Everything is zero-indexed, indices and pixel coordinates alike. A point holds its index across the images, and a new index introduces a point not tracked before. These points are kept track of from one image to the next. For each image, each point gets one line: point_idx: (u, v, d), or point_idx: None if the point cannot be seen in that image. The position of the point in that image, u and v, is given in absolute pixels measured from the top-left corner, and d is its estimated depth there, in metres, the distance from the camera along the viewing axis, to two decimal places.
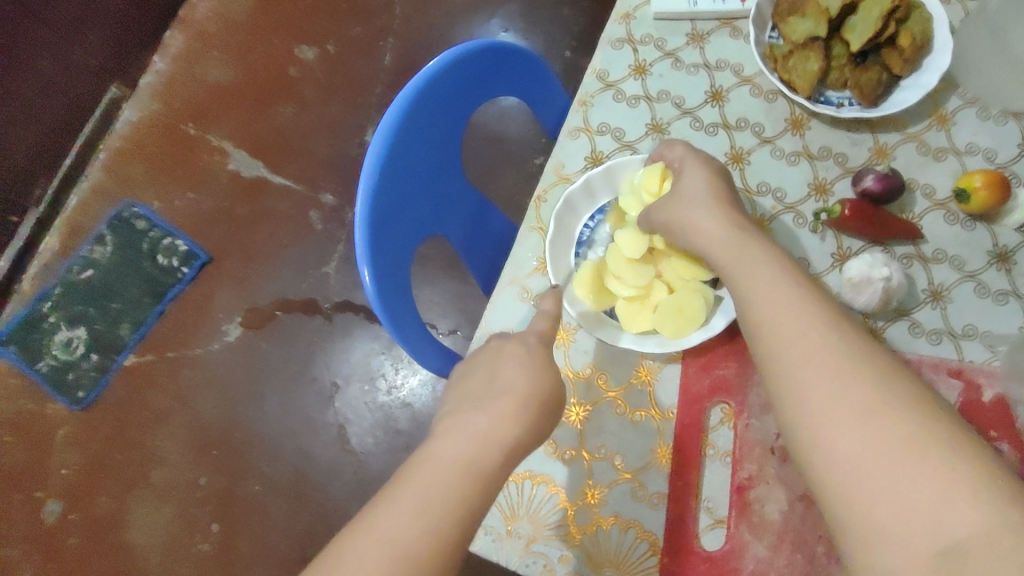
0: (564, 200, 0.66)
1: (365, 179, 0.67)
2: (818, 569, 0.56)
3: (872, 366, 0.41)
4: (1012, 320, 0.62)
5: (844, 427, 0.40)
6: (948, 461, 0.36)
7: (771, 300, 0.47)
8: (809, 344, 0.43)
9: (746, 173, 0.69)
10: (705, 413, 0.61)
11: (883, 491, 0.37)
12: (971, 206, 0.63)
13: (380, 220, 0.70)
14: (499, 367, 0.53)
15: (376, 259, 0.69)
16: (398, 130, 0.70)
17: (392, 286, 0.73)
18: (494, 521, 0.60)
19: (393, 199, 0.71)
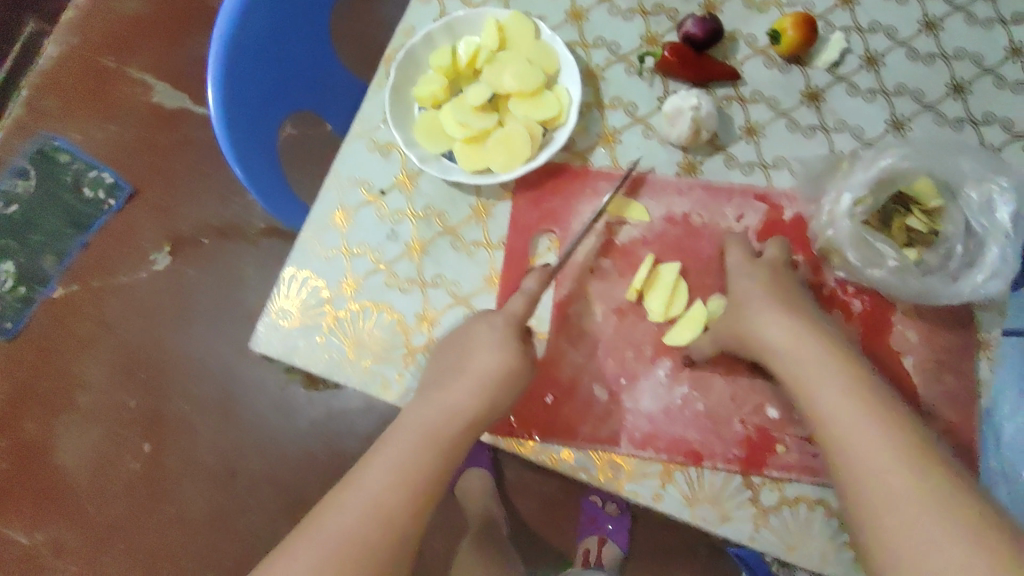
0: (405, 53, 0.68)
1: (218, 40, 0.69)
2: (626, 370, 0.62)
3: (884, 401, 0.48)
4: (818, 150, 0.66)
5: (868, 457, 0.45)
6: (932, 469, 0.44)
7: (800, 347, 0.52)
8: (823, 371, 0.50)
9: (583, 29, 0.71)
10: (532, 241, 0.66)
11: (900, 515, 0.43)
12: (783, 48, 0.67)
13: (237, 83, 0.72)
14: (477, 349, 0.58)
15: (233, 119, 0.72)
16: (242, 24, 0.70)
17: (252, 148, 0.76)
18: (277, 318, 0.66)
19: (252, 92, 0.75)
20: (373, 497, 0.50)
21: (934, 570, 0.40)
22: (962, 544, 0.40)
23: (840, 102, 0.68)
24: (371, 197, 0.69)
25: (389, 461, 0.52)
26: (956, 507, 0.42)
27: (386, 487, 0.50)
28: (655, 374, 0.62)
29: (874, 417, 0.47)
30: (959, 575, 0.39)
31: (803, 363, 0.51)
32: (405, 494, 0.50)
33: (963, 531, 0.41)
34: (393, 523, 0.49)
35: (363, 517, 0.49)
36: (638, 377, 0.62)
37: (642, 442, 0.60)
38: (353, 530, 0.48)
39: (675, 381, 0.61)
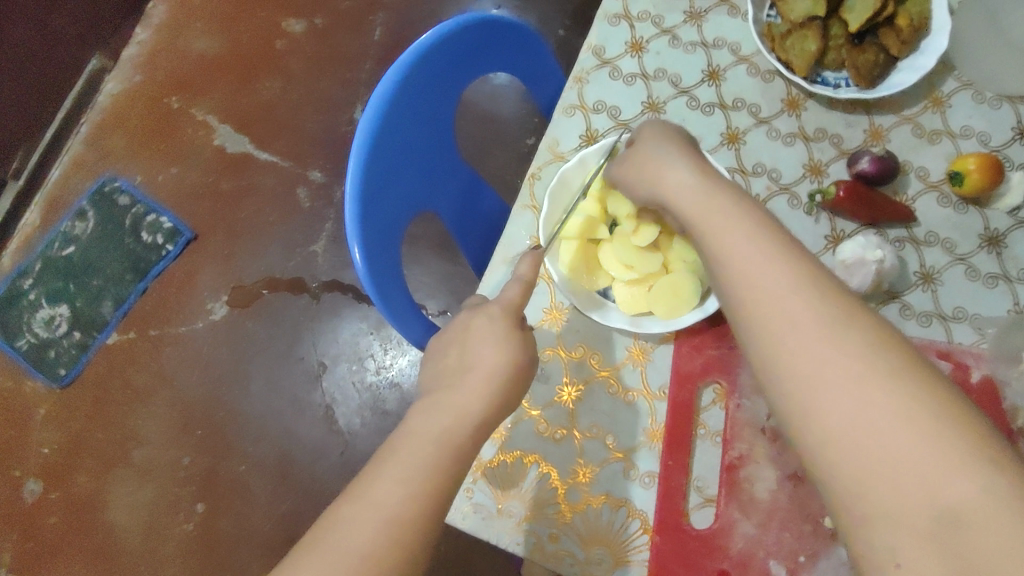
0: (560, 177, 0.65)
1: (366, 119, 0.67)
2: (805, 547, 0.57)
3: (789, 246, 0.45)
4: (1001, 303, 0.62)
5: (837, 395, 0.38)
6: (920, 394, 0.37)
7: (744, 251, 0.45)
8: (765, 268, 0.44)
9: (741, 153, 0.68)
10: (697, 393, 0.61)
11: (875, 458, 0.36)
12: (965, 189, 0.63)
13: (375, 166, 0.68)
14: (477, 342, 0.53)
15: (365, 203, 0.68)
16: (391, 103, 0.68)
17: (376, 240, 0.71)
18: None
19: (385, 176, 0.71)
20: (389, 511, 0.43)
21: (853, 419, 0.37)
22: (878, 387, 0.37)
23: (1022, 248, 0.64)
24: None
25: (399, 468, 0.45)
26: (863, 347, 0.39)
27: (397, 495, 0.43)
28: (838, 552, 0.56)
29: (776, 262, 0.44)
30: (874, 421, 0.37)
31: (752, 277, 0.44)
32: (425, 507, 0.44)
33: (879, 377, 0.38)
34: (410, 540, 0.43)
35: (386, 528, 0.43)
36: (818, 555, 0.56)
37: None
38: (365, 550, 0.42)
39: None
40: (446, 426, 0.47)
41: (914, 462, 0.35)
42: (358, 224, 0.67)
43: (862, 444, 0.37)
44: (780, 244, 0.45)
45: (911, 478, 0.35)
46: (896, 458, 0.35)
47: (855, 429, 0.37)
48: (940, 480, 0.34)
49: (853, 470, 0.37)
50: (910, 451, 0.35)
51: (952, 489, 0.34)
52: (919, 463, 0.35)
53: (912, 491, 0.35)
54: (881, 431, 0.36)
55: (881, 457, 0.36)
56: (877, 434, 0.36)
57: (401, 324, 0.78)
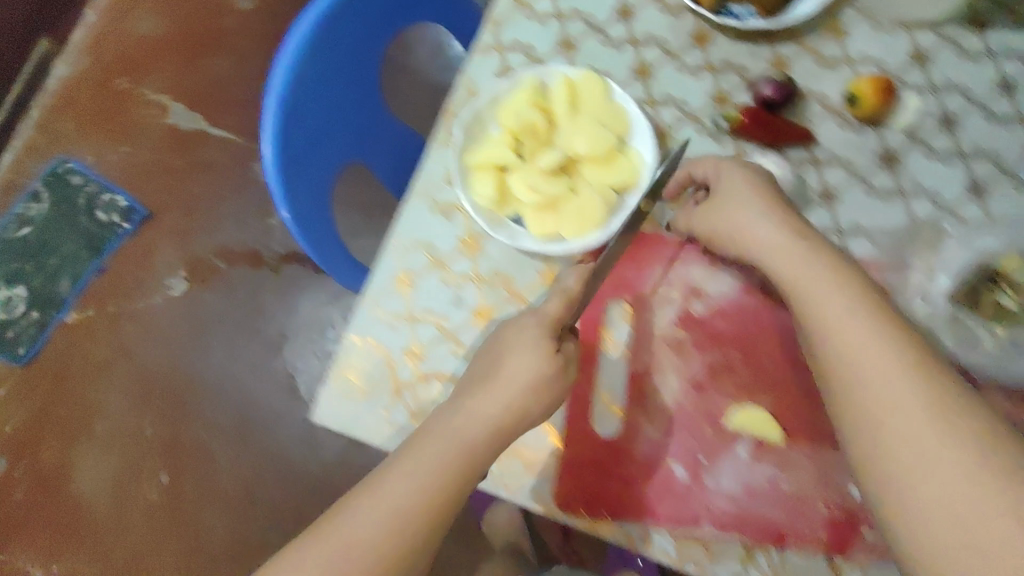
0: (472, 113, 0.67)
1: (279, 79, 0.68)
2: (705, 448, 0.60)
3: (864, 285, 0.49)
4: (895, 215, 0.65)
5: (925, 457, 0.42)
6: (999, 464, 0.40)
7: (842, 312, 0.48)
8: (859, 327, 0.47)
9: (650, 86, 0.71)
10: (604, 310, 0.63)
11: (950, 520, 0.40)
12: (860, 111, 0.66)
13: (293, 124, 0.70)
14: (511, 356, 0.57)
15: (288, 162, 0.70)
16: (304, 60, 0.69)
17: (305, 197, 0.74)
18: (343, 388, 0.64)
19: (307, 133, 0.73)
20: (396, 501, 0.52)
21: (913, 456, 0.42)
22: (937, 433, 0.42)
23: (918, 165, 0.66)
24: (433, 261, 0.66)
25: (414, 464, 0.53)
26: (927, 389, 0.43)
27: (404, 489, 0.52)
28: (736, 452, 0.60)
29: (855, 299, 0.48)
30: (934, 464, 0.42)
31: (844, 333, 0.47)
32: (426, 501, 0.52)
33: (966, 443, 0.41)
34: (416, 526, 0.52)
35: (389, 516, 0.51)
36: (718, 455, 0.60)
37: (725, 522, 0.59)
38: (370, 534, 0.51)
39: (756, 459, 0.59)
40: (469, 435, 0.54)
41: (971, 509, 0.40)
42: (281, 181, 0.70)
43: (925, 482, 0.42)
44: (877, 307, 0.47)
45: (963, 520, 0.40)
46: (950, 499, 0.41)
47: (914, 467, 0.42)
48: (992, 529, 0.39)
49: (928, 526, 0.41)
50: (966, 500, 0.40)
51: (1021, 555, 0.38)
52: (988, 528, 0.39)
53: (962, 533, 0.40)
54: (942, 470, 0.41)
55: (934, 496, 0.41)
56: (953, 497, 0.40)
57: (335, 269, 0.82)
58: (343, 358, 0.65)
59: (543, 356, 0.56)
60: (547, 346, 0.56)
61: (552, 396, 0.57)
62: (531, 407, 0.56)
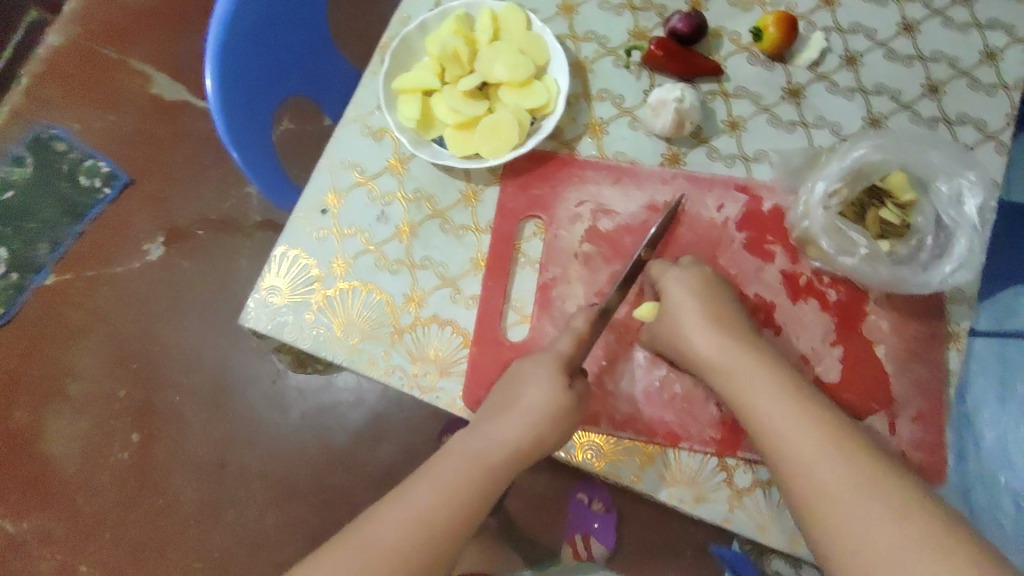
0: (400, 42, 0.71)
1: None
2: (607, 354, 0.63)
3: (775, 360, 0.55)
4: (797, 143, 0.69)
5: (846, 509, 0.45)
6: (902, 505, 0.44)
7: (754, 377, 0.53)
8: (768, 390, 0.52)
9: (573, 23, 0.74)
10: (519, 226, 0.67)
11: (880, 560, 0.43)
12: (765, 46, 0.70)
13: (235, 44, 0.73)
14: (530, 385, 0.58)
15: (230, 101, 0.74)
16: (242, 1, 0.72)
17: (250, 135, 0.78)
18: (271, 293, 0.67)
19: (250, 72, 0.76)
20: (417, 508, 0.52)
21: (843, 509, 0.46)
22: (856, 484, 0.46)
23: (821, 98, 0.70)
24: (362, 180, 0.70)
25: (434, 482, 0.53)
26: (843, 444, 0.48)
27: (427, 501, 0.52)
28: (635, 357, 0.63)
29: (765, 370, 0.54)
30: (861, 513, 0.45)
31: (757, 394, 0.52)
32: (448, 515, 0.52)
33: (877, 488, 0.46)
34: (433, 540, 0.51)
35: (413, 527, 0.51)
36: (619, 360, 0.63)
37: (621, 423, 0.61)
38: (395, 545, 0.50)
39: (655, 362, 0.62)
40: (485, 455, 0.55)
41: (900, 548, 0.43)
42: (220, 100, 0.73)
43: (853, 534, 0.45)
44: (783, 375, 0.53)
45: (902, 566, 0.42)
46: (885, 543, 0.43)
47: (846, 516, 0.45)
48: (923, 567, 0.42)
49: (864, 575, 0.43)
50: (895, 542, 0.43)
51: None
52: (910, 559, 0.42)
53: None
54: (866, 518, 0.45)
55: (871, 543, 0.44)
56: (882, 539, 0.43)
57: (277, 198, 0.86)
58: (272, 267, 0.68)
59: (559, 387, 0.58)
60: (562, 380, 0.58)
61: (569, 426, 0.57)
62: (549, 438, 0.57)
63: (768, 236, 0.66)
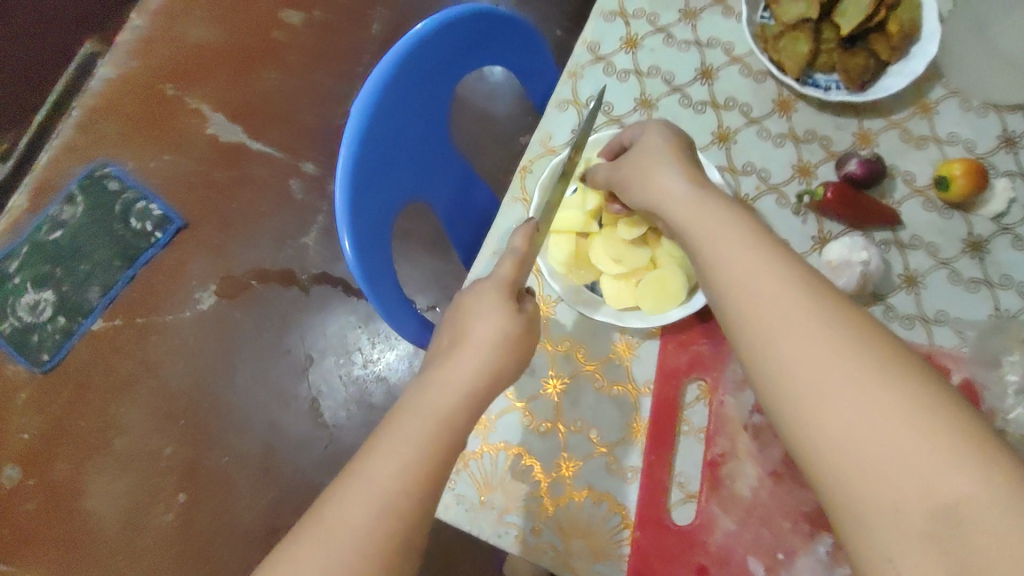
0: (550, 168, 0.65)
1: (360, 107, 0.67)
2: (782, 544, 0.57)
3: (766, 232, 0.44)
4: (982, 307, 0.63)
5: (836, 393, 0.35)
6: (902, 385, 0.34)
7: (737, 251, 0.43)
8: (752, 257, 0.42)
9: (731, 152, 0.69)
10: (681, 389, 0.62)
11: (866, 451, 0.33)
12: (949, 194, 0.64)
13: (368, 143, 0.68)
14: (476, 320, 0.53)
15: (356, 193, 0.68)
16: (384, 94, 0.68)
17: (367, 232, 0.71)
18: None
19: (376, 164, 0.71)
20: (385, 485, 0.43)
21: (834, 396, 0.35)
22: (855, 363, 0.35)
23: (1005, 255, 0.64)
24: None
25: (394, 443, 0.44)
26: (836, 318, 0.37)
27: (392, 472, 0.43)
28: (816, 550, 0.57)
29: (755, 250, 0.42)
30: (860, 398, 0.34)
31: (738, 264, 0.42)
32: (412, 487, 0.43)
33: (872, 367, 0.34)
34: (393, 513, 0.42)
35: (382, 505, 0.42)
36: (795, 553, 0.57)
37: None
38: (357, 536, 0.41)
39: (838, 561, 0.56)
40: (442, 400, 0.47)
41: (909, 449, 0.32)
42: (348, 213, 0.67)
43: (839, 420, 0.34)
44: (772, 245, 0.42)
45: (909, 466, 0.31)
46: (883, 438, 0.32)
47: (837, 400, 0.34)
48: (936, 471, 0.31)
49: (844, 462, 0.33)
50: (900, 439, 0.32)
51: (953, 488, 0.30)
52: (909, 449, 0.32)
53: (905, 480, 0.31)
54: (849, 399, 0.34)
55: (864, 443, 0.33)
56: (874, 421, 0.33)
57: (391, 316, 0.78)
58: None
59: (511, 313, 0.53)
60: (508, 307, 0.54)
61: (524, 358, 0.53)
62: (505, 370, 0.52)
63: None
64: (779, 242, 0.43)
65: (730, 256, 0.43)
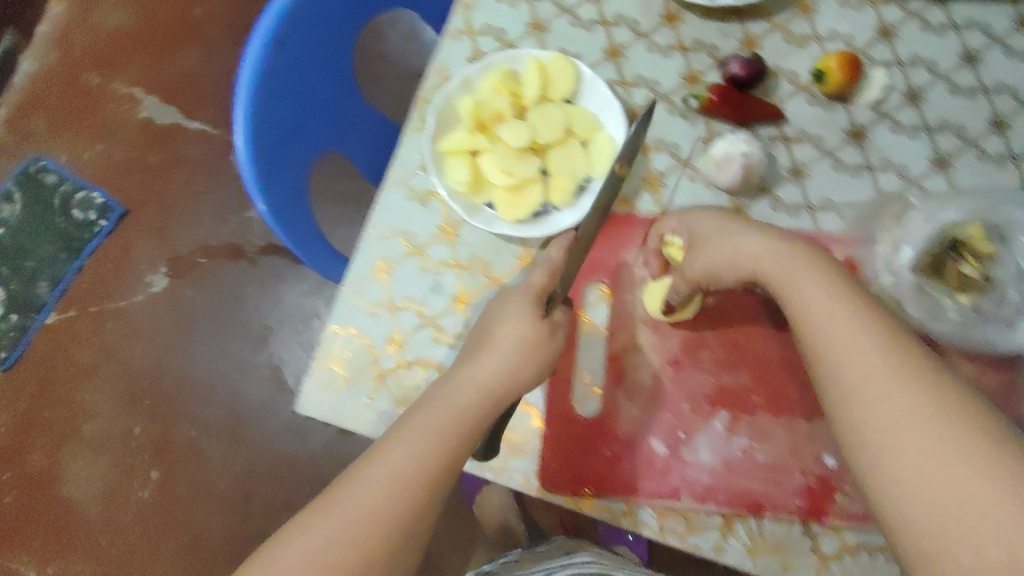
0: (443, 97, 0.66)
1: (246, 78, 0.68)
2: (684, 423, 0.62)
3: (857, 294, 0.48)
4: (865, 189, 0.66)
5: (914, 454, 0.41)
6: (976, 445, 0.39)
7: (822, 305, 0.48)
8: (837, 314, 0.47)
9: (622, 66, 0.71)
10: (582, 292, 0.65)
11: (944, 506, 0.39)
12: (828, 87, 0.67)
13: (265, 103, 0.69)
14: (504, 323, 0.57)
15: (261, 154, 0.70)
16: (274, 49, 0.69)
17: (279, 188, 0.73)
18: (332, 376, 0.65)
19: (279, 121, 0.72)
20: (391, 470, 0.49)
21: (921, 456, 0.41)
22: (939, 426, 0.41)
23: (884, 139, 0.68)
24: (413, 249, 0.68)
25: (408, 436, 0.50)
26: (915, 373, 0.43)
27: (402, 460, 0.49)
28: (712, 427, 0.62)
29: (844, 308, 0.47)
30: (941, 459, 0.40)
31: (828, 315, 0.48)
32: (422, 470, 0.49)
33: (946, 431, 0.40)
34: (405, 496, 0.48)
35: (391, 486, 0.48)
36: (695, 430, 0.61)
37: (703, 496, 0.60)
38: (371, 506, 0.47)
39: (733, 431, 0.61)
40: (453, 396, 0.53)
41: (976, 496, 0.38)
42: (256, 178, 0.69)
43: (922, 478, 0.40)
44: (858, 299, 0.48)
45: (992, 521, 0.37)
46: (955, 484, 0.39)
47: (924, 459, 0.41)
48: (1012, 530, 0.37)
49: (927, 517, 0.40)
50: (980, 498, 0.38)
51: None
52: (988, 511, 0.38)
53: (985, 535, 0.37)
54: (935, 459, 0.40)
55: (943, 502, 0.39)
56: (949, 482, 0.39)
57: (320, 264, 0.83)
58: (324, 344, 0.66)
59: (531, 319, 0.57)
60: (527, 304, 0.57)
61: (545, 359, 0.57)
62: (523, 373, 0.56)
63: None
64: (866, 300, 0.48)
65: (821, 313, 0.48)
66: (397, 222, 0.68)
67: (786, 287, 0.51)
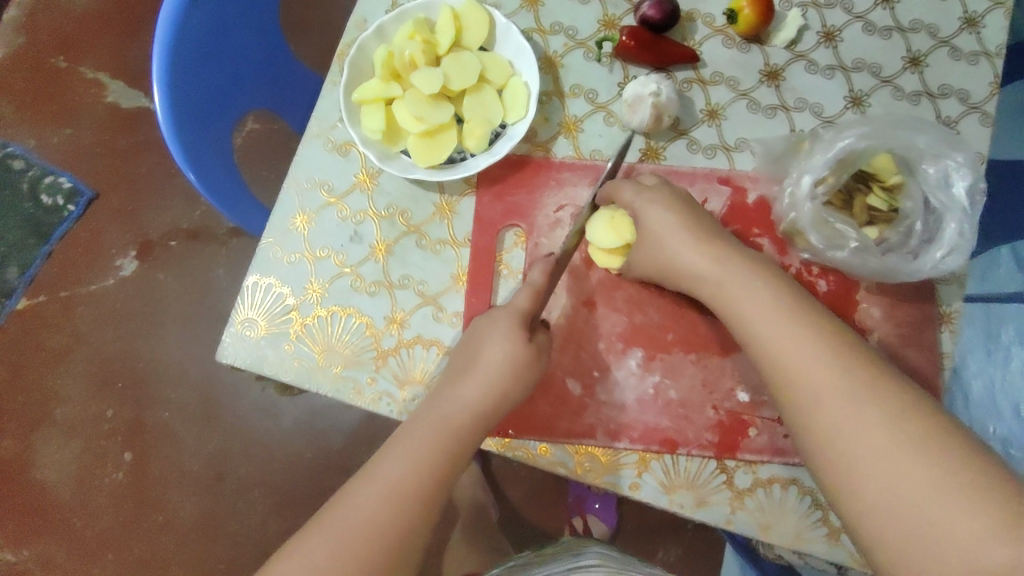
0: (359, 49, 0.66)
1: (161, 38, 0.67)
2: (598, 363, 0.62)
3: (799, 306, 0.49)
4: (779, 130, 0.67)
5: (876, 470, 0.41)
6: (931, 459, 0.40)
7: (767, 320, 0.48)
8: (783, 328, 0.47)
9: (540, 15, 0.71)
10: (497, 238, 0.67)
11: (913, 523, 0.39)
12: (740, 27, 0.67)
13: (183, 65, 0.69)
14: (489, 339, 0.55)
15: (182, 117, 0.70)
16: (190, 11, 0.69)
17: (206, 151, 0.74)
18: (251, 325, 0.65)
19: (201, 84, 0.72)
20: (387, 482, 0.48)
21: (882, 472, 0.41)
22: (894, 440, 0.41)
23: (799, 80, 0.68)
24: (332, 200, 0.68)
25: (402, 448, 0.50)
26: (863, 385, 0.43)
27: (401, 472, 0.49)
28: (627, 363, 0.62)
29: (790, 321, 0.48)
30: (902, 474, 0.40)
31: (773, 329, 0.48)
32: (419, 477, 0.49)
33: (901, 446, 0.41)
34: (404, 507, 0.47)
35: (389, 495, 0.48)
36: (610, 370, 0.62)
37: (616, 433, 0.60)
38: (370, 516, 0.47)
39: (647, 369, 0.62)
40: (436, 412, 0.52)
41: (939, 511, 0.39)
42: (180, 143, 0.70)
43: (885, 494, 0.41)
44: (800, 312, 0.48)
45: (958, 536, 0.38)
46: (931, 512, 0.39)
47: (884, 475, 0.41)
48: (975, 541, 0.37)
49: (898, 535, 0.40)
50: (943, 512, 0.38)
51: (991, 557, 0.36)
52: (952, 525, 0.38)
53: (952, 550, 0.38)
54: (896, 473, 0.40)
55: (910, 518, 0.39)
56: (912, 497, 0.39)
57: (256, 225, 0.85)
58: (243, 295, 0.66)
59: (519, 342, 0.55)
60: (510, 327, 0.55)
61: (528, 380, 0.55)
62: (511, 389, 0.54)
63: (754, 228, 0.65)
64: (812, 312, 0.48)
65: (767, 327, 0.48)
66: (315, 173, 0.68)
67: (731, 295, 0.51)
